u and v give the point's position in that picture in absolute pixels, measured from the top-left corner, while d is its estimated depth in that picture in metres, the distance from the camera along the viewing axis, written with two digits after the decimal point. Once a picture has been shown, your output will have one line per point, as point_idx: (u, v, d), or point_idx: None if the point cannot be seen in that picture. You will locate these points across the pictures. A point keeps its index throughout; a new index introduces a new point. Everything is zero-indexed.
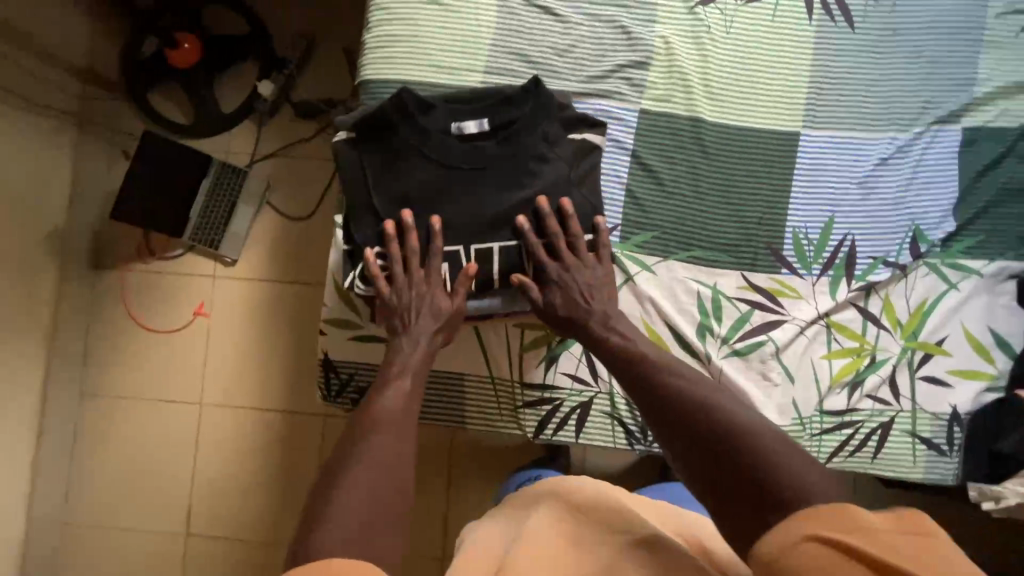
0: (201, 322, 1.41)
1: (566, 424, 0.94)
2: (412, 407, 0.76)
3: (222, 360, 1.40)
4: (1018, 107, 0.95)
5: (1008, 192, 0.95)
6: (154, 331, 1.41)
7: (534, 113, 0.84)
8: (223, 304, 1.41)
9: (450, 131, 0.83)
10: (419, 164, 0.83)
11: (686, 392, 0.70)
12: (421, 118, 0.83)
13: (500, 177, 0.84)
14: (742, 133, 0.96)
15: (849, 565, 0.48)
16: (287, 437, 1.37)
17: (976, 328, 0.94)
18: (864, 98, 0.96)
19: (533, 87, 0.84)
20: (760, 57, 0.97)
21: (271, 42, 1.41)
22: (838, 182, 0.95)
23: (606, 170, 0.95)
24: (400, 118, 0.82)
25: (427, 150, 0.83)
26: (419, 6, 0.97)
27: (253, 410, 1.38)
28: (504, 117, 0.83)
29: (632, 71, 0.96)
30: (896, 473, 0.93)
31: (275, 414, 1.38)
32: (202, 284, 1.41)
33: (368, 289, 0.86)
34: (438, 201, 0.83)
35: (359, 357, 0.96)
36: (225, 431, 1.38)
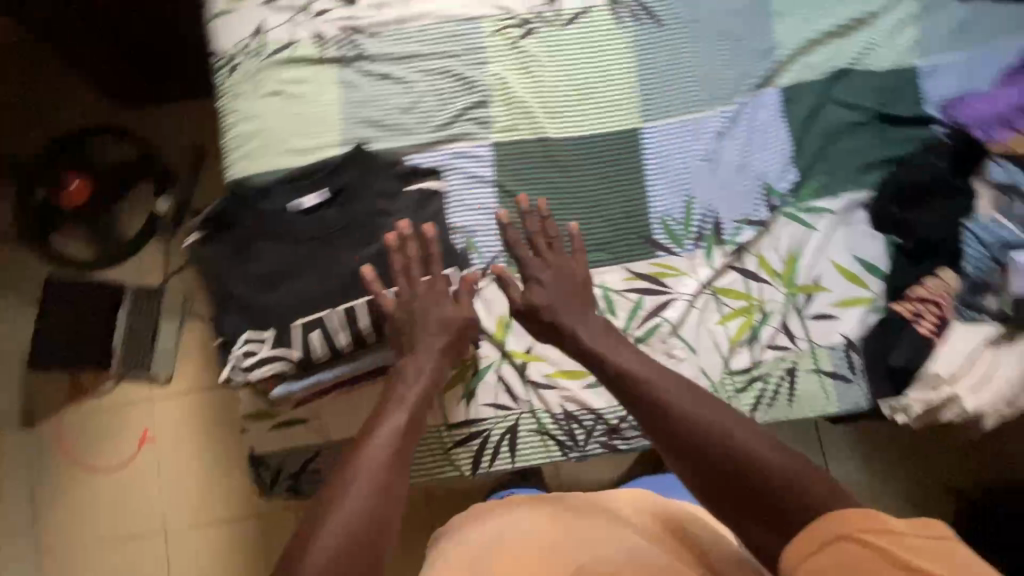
0: (147, 451, 1.38)
1: (500, 452, 0.96)
2: (407, 444, 0.71)
3: (178, 481, 1.37)
4: (818, 59, 1.05)
5: (836, 131, 1.03)
6: (100, 471, 1.37)
7: (364, 172, 0.96)
8: (164, 425, 1.38)
9: (292, 208, 0.94)
10: (271, 245, 0.92)
11: (687, 413, 0.70)
12: (262, 202, 0.93)
13: (348, 237, 0.93)
14: (588, 141, 1.04)
15: (876, 564, 0.54)
16: (261, 542, 1.33)
17: (843, 260, 1.00)
18: (688, 83, 1.05)
19: (357, 154, 0.97)
20: (588, 70, 1.05)
21: (159, 159, 1.43)
22: (685, 161, 1.03)
23: (454, 206, 1.02)
24: (240, 207, 0.94)
25: (270, 228, 0.92)
26: (265, 101, 1.03)
27: (220, 524, 1.35)
28: (337, 184, 0.95)
29: (475, 111, 1.04)
30: (815, 411, 0.98)
31: (245, 518, 1.34)
32: (141, 411, 1.39)
33: (247, 373, 0.91)
34: (296, 271, 0.92)
35: (287, 446, 0.97)
36: (195, 555, 1.34)
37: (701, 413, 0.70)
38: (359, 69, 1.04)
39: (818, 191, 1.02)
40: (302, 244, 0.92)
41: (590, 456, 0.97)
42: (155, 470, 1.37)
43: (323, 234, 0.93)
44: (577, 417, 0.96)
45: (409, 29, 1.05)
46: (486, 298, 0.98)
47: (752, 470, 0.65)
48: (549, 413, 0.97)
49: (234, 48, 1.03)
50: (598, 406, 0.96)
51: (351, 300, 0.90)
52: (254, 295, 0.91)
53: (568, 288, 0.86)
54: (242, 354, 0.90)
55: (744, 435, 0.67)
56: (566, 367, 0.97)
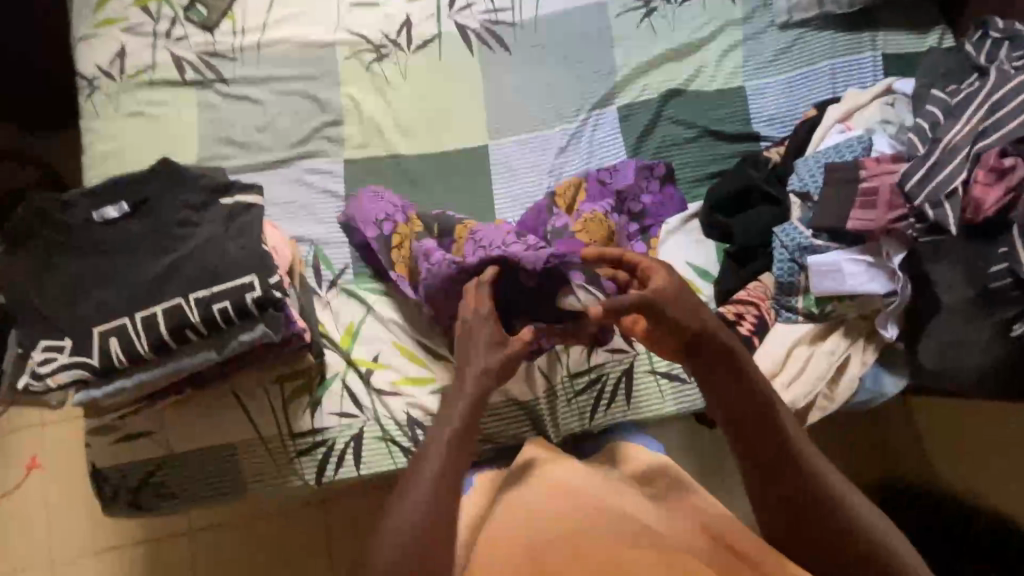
0: (35, 478, 1.26)
1: (345, 460, 0.97)
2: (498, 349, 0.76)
3: (81, 524, 1.24)
4: (654, 81, 1.14)
5: (670, 144, 1.10)
6: (7, 496, 1.25)
7: (169, 179, 0.79)
8: (62, 453, 1.27)
9: (90, 221, 0.76)
10: (51, 260, 0.76)
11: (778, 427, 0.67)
12: (55, 214, 0.76)
13: (140, 250, 0.76)
14: (435, 156, 1.10)
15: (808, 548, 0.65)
16: (158, 567, 1.23)
17: (677, 266, 1.03)
18: (533, 102, 1.13)
19: (162, 164, 0.79)
20: (438, 92, 1.12)
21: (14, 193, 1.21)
22: (530, 176, 1.10)
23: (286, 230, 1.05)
24: (30, 218, 0.76)
25: (71, 243, 0.76)
26: (123, 123, 1.05)
27: (117, 551, 1.24)
28: (136, 193, 0.79)
29: (328, 130, 1.09)
30: (651, 411, 1.02)
31: (164, 538, 1.24)
32: (41, 436, 1.27)
33: (43, 385, 0.72)
34: (74, 296, 0.74)
35: (131, 458, 0.94)
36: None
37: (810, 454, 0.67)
38: (214, 88, 1.09)
39: (659, 212, 1.05)
40: (81, 259, 0.76)
41: None
42: (41, 503, 1.25)
43: (108, 249, 0.76)
44: (422, 423, 0.98)
45: (270, 52, 1.11)
46: (331, 310, 1.02)
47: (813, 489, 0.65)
48: (393, 420, 0.98)
49: (96, 70, 1.07)
50: None
51: (143, 314, 0.73)
52: (47, 311, 0.74)
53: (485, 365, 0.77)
54: (39, 363, 0.72)
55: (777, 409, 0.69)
56: (411, 373, 1.00)
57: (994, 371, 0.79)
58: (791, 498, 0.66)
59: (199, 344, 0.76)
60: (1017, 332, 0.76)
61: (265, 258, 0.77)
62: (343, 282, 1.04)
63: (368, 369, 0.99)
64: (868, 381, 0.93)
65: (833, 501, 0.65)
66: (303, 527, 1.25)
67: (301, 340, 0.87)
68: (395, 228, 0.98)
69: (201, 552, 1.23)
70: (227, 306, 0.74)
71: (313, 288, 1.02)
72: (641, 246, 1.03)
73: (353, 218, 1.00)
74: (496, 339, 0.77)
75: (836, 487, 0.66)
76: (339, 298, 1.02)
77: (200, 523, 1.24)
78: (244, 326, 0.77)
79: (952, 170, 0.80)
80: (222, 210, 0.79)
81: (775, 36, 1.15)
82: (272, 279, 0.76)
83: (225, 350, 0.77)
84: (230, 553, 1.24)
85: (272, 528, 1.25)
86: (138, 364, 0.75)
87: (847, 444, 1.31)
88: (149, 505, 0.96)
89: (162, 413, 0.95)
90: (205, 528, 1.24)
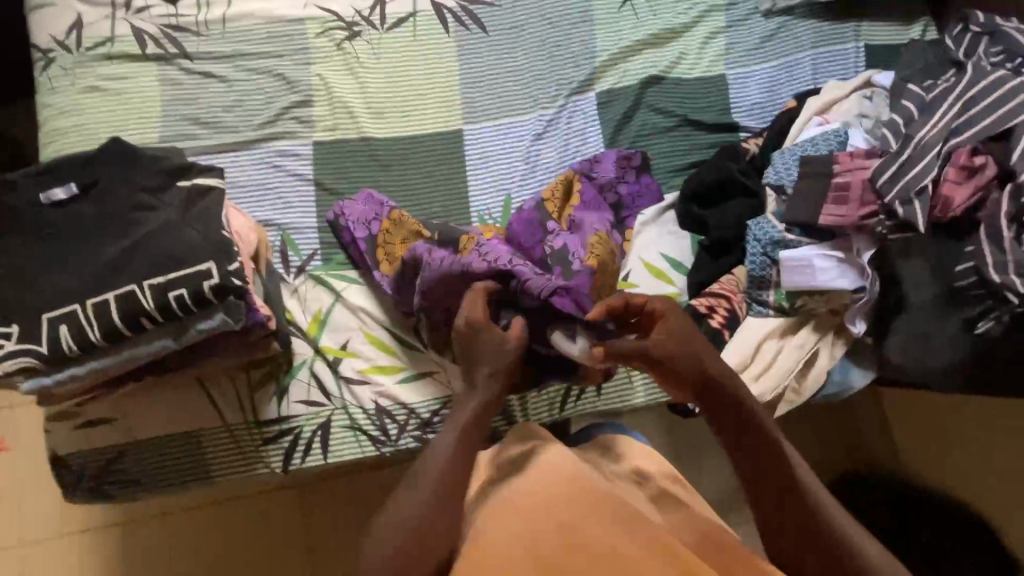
0: None
1: (312, 448, 0.96)
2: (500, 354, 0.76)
3: (45, 510, 1.21)
4: (634, 67, 1.11)
5: (648, 133, 1.08)
6: None
7: (122, 160, 0.76)
8: (26, 437, 1.24)
9: (37, 203, 0.73)
10: None
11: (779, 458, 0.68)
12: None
13: (92, 235, 0.73)
14: (408, 140, 1.07)
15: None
16: (128, 551, 1.20)
17: (651, 257, 1.02)
18: (511, 86, 1.10)
19: (114, 145, 0.76)
20: (413, 73, 1.09)
21: None
22: (506, 163, 1.08)
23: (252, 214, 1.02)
24: None
25: (17, 225, 0.73)
26: (80, 98, 1.00)
27: (85, 534, 1.20)
28: (86, 174, 0.75)
29: (296, 110, 1.05)
30: (621, 402, 1.02)
31: (131, 525, 1.21)
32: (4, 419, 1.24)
33: None
34: (21, 281, 0.71)
35: (93, 445, 0.92)
36: (69, 569, 1.19)
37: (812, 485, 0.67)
38: (177, 64, 1.04)
39: (634, 203, 1.03)
40: (28, 243, 0.73)
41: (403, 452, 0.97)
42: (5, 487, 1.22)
43: (58, 233, 0.73)
44: (391, 412, 0.97)
45: (236, 27, 1.06)
46: (299, 297, 1.00)
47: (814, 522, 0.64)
48: (361, 408, 0.97)
49: (51, 41, 1.02)
50: (410, 401, 0.98)
51: (94, 300, 0.71)
52: None
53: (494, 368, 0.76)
54: None
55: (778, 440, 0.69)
56: (380, 362, 0.99)
57: (959, 369, 0.79)
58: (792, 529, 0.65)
59: (154, 333, 0.74)
60: (979, 330, 0.76)
61: (224, 243, 0.75)
62: (311, 268, 1.02)
63: (335, 358, 0.98)
64: (835, 375, 0.94)
65: (835, 536, 0.63)
66: (278, 511, 1.24)
67: (264, 329, 0.84)
68: (383, 228, 0.99)
69: (173, 537, 1.21)
70: (182, 294, 0.72)
71: (280, 274, 1.00)
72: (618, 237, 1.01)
73: (344, 218, 1.00)
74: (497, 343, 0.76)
75: (840, 521, 0.64)
76: (307, 285, 1.01)
77: (172, 507, 1.22)
78: (202, 314, 0.74)
79: (923, 167, 0.79)
80: (179, 193, 0.76)
81: (758, 23, 1.12)
82: (231, 266, 0.74)
83: (183, 338, 0.75)
84: (201, 538, 1.22)
85: (245, 512, 1.23)
86: (91, 352, 0.73)
87: (817, 435, 1.33)
88: (112, 493, 0.93)
89: (124, 400, 0.93)
90: (177, 512, 1.22)
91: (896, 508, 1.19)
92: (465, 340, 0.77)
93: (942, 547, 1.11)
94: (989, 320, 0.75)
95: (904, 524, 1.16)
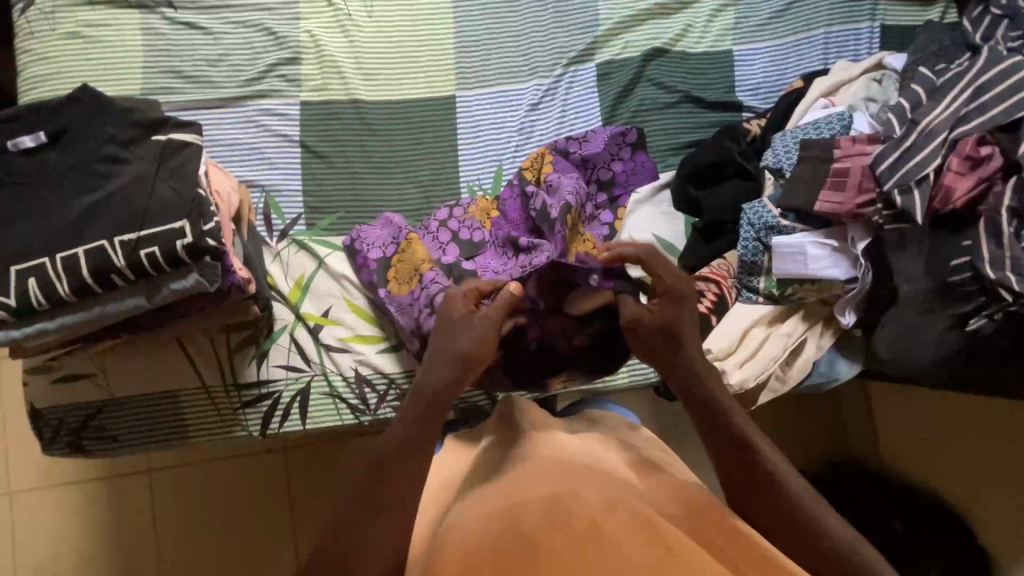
0: None
1: (290, 414, 0.94)
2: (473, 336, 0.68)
3: (26, 462, 1.21)
4: (638, 38, 1.07)
5: (648, 108, 1.05)
6: None
7: (95, 110, 0.73)
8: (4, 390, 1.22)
9: (6, 150, 0.71)
10: None
11: (736, 435, 0.64)
12: None
13: (62, 186, 0.71)
14: (399, 105, 1.04)
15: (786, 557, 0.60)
16: (114, 503, 1.22)
17: (643, 238, 1.00)
18: (508, 53, 1.07)
19: (87, 92, 0.73)
20: (407, 36, 1.06)
21: None
22: (499, 134, 1.05)
23: (235, 174, 0.99)
24: None
25: None
26: (58, 44, 0.96)
27: (72, 486, 1.21)
28: (56, 123, 0.73)
29: (284, 68, 1.02)
30: (604, 382, 1.01)
31: (112, 480, 1.22)
32: None
33: None
34: None
35: (70, 400, 0.92)
36: (53, 519, 1.20)
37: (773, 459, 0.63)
38: (162, 14, 1.00)
39: (629, 180, 1.01)
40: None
41: (382, 422, 0.96)
42: None
43: (28, 182, 0.71)
44: (370, 381, 0.96)
45: None
46: (282, 260, 0.98)
47: (774, 501, 0.61)
48: (340, 376, 0.96)
49: None
50: (390, 371, 0.97)
51: (64, 255, 0.69)
52: None
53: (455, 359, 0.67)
54: None
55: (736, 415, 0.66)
56: (362, 331, 0.98)
57: (947, 365, 0.77)
58: (758, 507, 0.62)
59: (126, 290, 0.72)
60: (969, 328, 0.73)
61: (198, 203, 0.73)
62: (295, 233, 0.99)
63: (317, 324, 0.97)
64: (822, 366, 0.92)
65: (799, 513, 0.60)
66: (258, 475, 1.24)
67: (243, 291, 0.82)
68: (400, 249, 0.95)
69: (157, 493, 1.22)
70: (154, 253, 0.70)
71: (262, 237, 0.98)
72: (608, 215, 0.99)
73: (359, 238, 0.97)
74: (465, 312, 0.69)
75: (803, 499, 0.61)
76: (290, 250, 0.99)
77: (155, 463, 1.22)
78: (176, 274, 0.73)
79: (927, 155, 0.76)
80: (155, 147, 0.74)
81: None
82: (206, 226, 0.72)
83: (156, 298, 0.73)
84: (186, 495, 1.23)
85: (226, 472, 1.24)
86: (61, 306, 0.71)
87: (800, 425, 1.33)
88: (89, 448, 0.93)
89: (101, 356, 0.92)
90: (159, 469, 1.23)
91: (873, 498, 1.19)
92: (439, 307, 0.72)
93: (919, 540, 1.11)
94: (983, 318, 0.72)
95: (880, 516, 1.17)
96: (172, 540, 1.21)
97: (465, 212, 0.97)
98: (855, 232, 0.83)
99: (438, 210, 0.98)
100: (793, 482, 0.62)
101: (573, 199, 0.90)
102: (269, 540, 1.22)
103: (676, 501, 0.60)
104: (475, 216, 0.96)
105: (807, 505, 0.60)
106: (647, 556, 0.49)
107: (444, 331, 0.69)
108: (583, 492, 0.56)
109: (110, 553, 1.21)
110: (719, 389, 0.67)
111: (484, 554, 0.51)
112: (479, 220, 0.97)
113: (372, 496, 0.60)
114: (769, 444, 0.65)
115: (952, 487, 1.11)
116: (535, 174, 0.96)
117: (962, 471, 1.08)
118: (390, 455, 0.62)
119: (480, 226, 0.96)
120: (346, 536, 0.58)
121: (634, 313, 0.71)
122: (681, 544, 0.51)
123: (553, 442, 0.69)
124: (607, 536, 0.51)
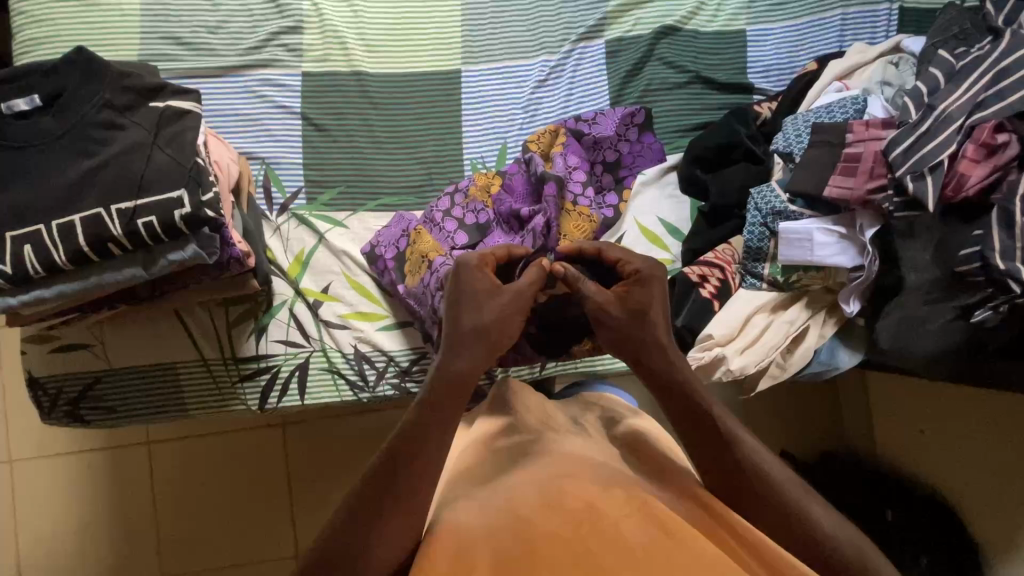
0: None
1: (289, 388, 0.94)
2: (501, 308, 0.65)
3: (26, 430, 1.22)
4: (649, 14, 1.04)
5: (656, 88, 1.02)
6: None
7: (90, 73, 0.71)
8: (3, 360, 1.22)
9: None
10: None
11: (717, 429, 0.60)
12: None
13: (56, 152, 0.70)
14: (403, 79, 1.02)
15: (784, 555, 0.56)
16: (113, 474, 1.22)
17: (647, 221, 1.00)
18: (516, 28, 1.04)
19: (81, 55, 0.71)
20: (411, 7, 1.03)
21: None
22: (504, 111, 1.03)
23: (235, 144, 0.98)
24: None
25: None
26: (54, 5, 0.94)
27: (72, 456, 1.22)
28: (51, 87, 0.71)
29: (286, 37, 0.99)
30: (603, 364, 1.00)
31: (111, 451, 1.22)
32: None
33: None
34: None
35: (68, 370, 0.91)
36: (53, 487, 1.21)
37: (758, 454, 0.59)
38: None
39: (635, 162, 0.99)
40: None
41: (381, 399, 0.95)
42: None
43: (21, 147, 0.69)
44: (370, 357, 0.96)
45: None
46: (281, 235, 0.97)
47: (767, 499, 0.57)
48: (340, 352, 0.95)
49: None
50: (390, 348, 0.96)
51: (60, 221, 0.68)
52: None
53: (485, 336, 0.64)
54: None
55: (715, 408, 0.62)
56: (362, 308, 0.97)
57: (951, 356, 0.75)
58: (750, 508, 0.57)
59: (124, 261, 0.71)
60: (974, 320, 0.71)
61: (197, 172, 0.71)
62: (295, 207, 0.98)
63: (316, 301, 0.96)
64: (824, 353, 0.91)
65: (792, 509, 0.56)
66: (258, 448, 1.25)
67: (242, 265, 0.81)
68: (410, 241, 0.93)
69: (155, 464, 1.23)
70: (153, 222, 0.69)
71: (262, 210, 0.96)
72: (614, 197, 0.97)
73: (379, 243, 0.95)
74: (488, 286, 0.65)
75: (793, 493, 0.57)
76: (290, 224, 0.97)
77: (154, 435, 1.23)
78: (174, 245, 0.72)
79: (942, 141, 0.75)
80: (151, 114, 0.72)
81: None
82: (204, 196, 0.70)
83: (154, 268, 0.72)
84: (185, 467, 1.23)
85: (226, 446, 1.24)
86: (58, 274, 0.70)
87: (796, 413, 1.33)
88: (87, 418, 0.93)
89: (99, 327, 0.91)
90: (159, 441, 1.23)
91: (867, 486, 1.20)
92: (452, 282, 0.66)
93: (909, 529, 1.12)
94: (987, 310, 0.70)
95: (873, 504, 1.17)
96: (171, 510, 1.22)
97: (466, 197, 0.94)
98: (863, 220, 0.83)
99: (439, 201, 0.95)
100: (779, 476, 0.58)
101: (587, 202, 0.91)
102: (267, 513, 1.24)
103: (674, 485, 0.60)
104: (478, 199, 0.94)
105: (800, 500, 0.57)
106: (641, 534, 0.49)
107: (460, 305, 0.65)
108: (582, 473, 0.57)
109: (108, 522, 1.22)
110: (695, 380, 0.64)
111: (475, 543, 0.50)
112: (481, 201, 0.94)
113: (378, 494, 0.55)
114: (756, 440, 0.61)
115: (946, 478, 1.12)
116: (541, 151, 0.94)
117: (959, 462, 1.08)
118: (401, 448, 0.57)
119: (484, 208, 0.93)
120: (350, 532, 0.54)
121: (602, 302, 0.67)
122: (679, 525, 0.51)
123: (553, 437, 0.66)
124: (603, 515, 0.51)
